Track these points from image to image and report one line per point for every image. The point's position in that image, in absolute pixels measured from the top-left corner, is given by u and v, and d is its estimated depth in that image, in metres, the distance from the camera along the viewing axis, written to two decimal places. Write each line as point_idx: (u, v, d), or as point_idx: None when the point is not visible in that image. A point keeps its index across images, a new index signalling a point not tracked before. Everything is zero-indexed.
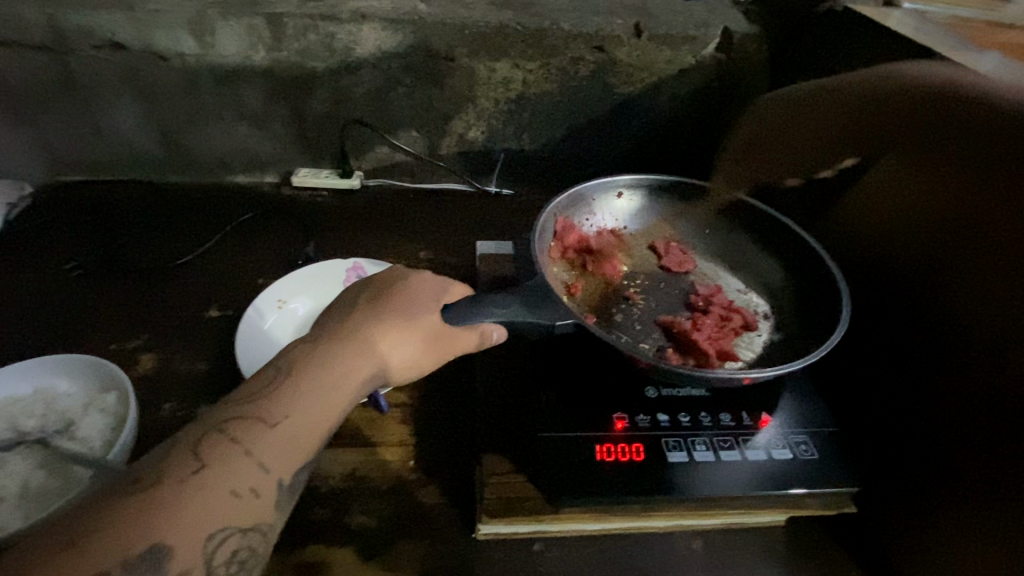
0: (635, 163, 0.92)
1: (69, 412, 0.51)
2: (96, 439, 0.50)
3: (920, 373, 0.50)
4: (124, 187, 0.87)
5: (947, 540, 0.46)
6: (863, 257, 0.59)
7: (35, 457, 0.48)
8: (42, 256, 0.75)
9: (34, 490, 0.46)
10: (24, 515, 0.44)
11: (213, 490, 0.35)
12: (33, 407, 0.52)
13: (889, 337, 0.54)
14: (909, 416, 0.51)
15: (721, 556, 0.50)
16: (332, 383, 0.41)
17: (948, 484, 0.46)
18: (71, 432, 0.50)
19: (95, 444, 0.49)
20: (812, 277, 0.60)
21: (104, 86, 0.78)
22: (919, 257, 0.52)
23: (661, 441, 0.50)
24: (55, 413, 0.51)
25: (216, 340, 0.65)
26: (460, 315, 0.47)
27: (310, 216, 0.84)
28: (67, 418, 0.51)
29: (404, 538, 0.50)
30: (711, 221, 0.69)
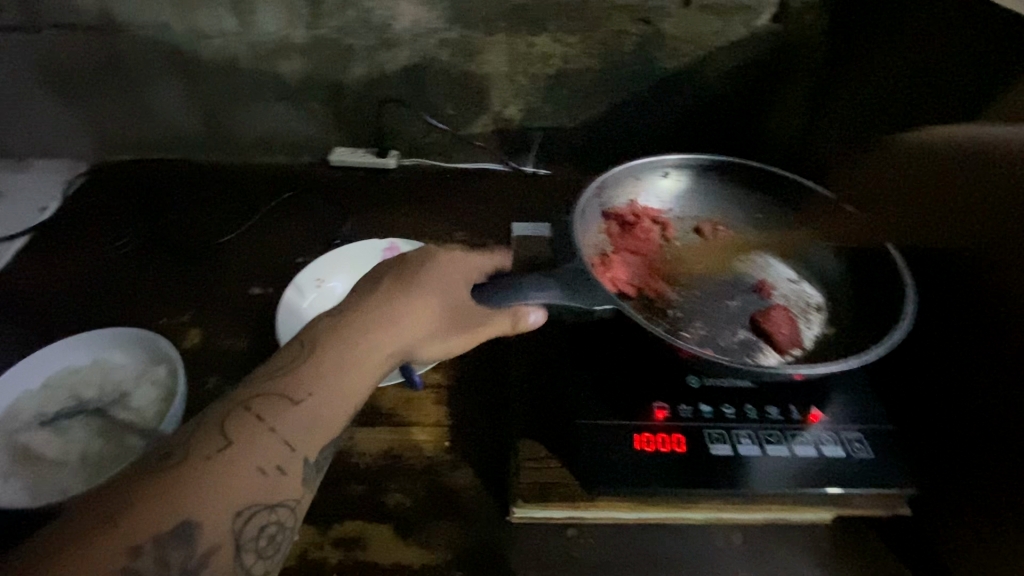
0: (677, 143, 0.88)
1: (123, 382, 0.54)
2: (148, 409, 0.52)
3: (980, 369, 0.47)
4: (170, 166, 0.89)
5: (1003, 546, 0.44)
6: (925, 243, 0.55)
7: (94, 426, 0.51)
8: (94, 233, 0.78)
9: (94, 455, 0.49)
10: (84, 480, 0.47)
11: (234, 468, 0.35)
12: (90, 377, 0.54)
13: (949, 329, 0.50)
14: (970, 418, 0.47)
15: (759, 552, 0.49)
16: (353, 365, 0.42)
17: (1012, 495, 0.43)
18: (126, 402, 0.52)
19: (147, 414, 0.51)
20: (871, 266, 0.56)
21: (152, 67, 0.80)
22: (982, 149, 0.48)
23: (703, 433, 0.48)
24: (111, 384, 0.54)
25: (257, 317, 0.66)
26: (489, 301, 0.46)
27: (347, 196, 0.85)
28: (121, 389, 0.53)
29: (438, 517, 0.51)
30: (759, 204, 0.65)
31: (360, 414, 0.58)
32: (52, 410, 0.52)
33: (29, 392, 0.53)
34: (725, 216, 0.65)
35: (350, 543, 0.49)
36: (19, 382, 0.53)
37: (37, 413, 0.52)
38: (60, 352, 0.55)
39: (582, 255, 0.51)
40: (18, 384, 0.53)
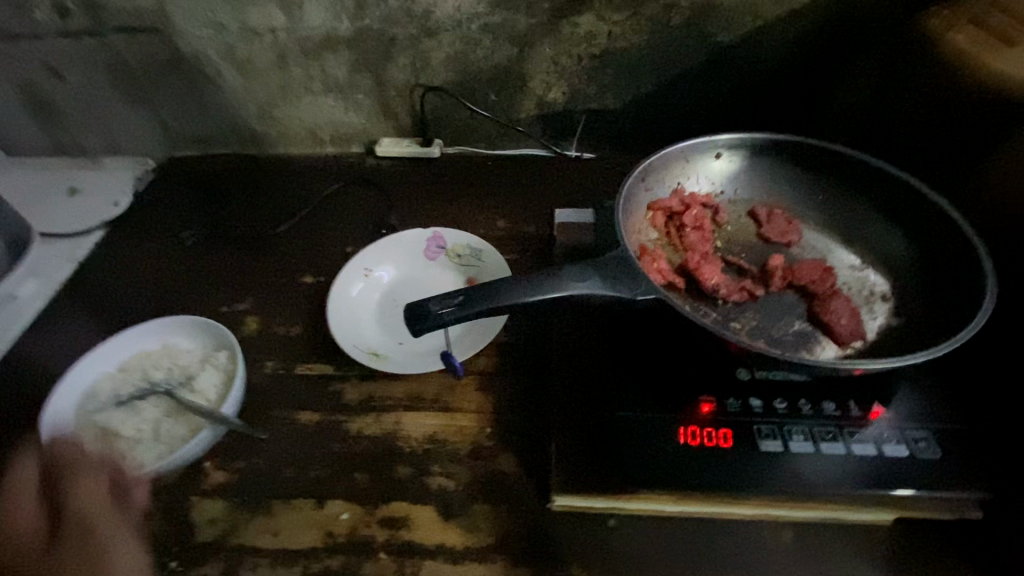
0: (730, 121, 0.84)
1: (188, 366, 0.58)
2: (213, 392, 0.56)
3: None
4: (229, 160, 0.94)
5: None
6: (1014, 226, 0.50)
7: (162, 407, 0.55)
8: (163, 225, 0.83)
9: (165, 433, 0.53)
10: (157, 457, 0.51)
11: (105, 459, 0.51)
12: (159, 360, 0.58)
13: None
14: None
15: (811, 550, 0.47)
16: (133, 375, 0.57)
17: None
18: (192, 385, 0.56)
19: (211, 398, 0.55)
20: (949, 252, 0.51)
21: (209, 66, 0.84)
22: None
23: (751, 428, 0.46)
24: (177, 367, 0.58)
25: (310, 304, 0.69)
26: (436, 311, 0.46)
27: (393, 184, 0.86)
28: (186, 373, 0.57)
29: (480, 502, 0.52)
30: (817, 185, 0.61)
31: (406, 399, 0.59)
32: (125, 390, 0.56)
33: (105, 373, 0.57)
34: (780, 199, 0.62)
35: (397, 523, 0.51)
36: (96, 364, 0.57)
37: (112, 394, 0.56)
38: (130, 336, 0.59)
39: (625, 244, 0.50)
40: (94, 365, 0.57)
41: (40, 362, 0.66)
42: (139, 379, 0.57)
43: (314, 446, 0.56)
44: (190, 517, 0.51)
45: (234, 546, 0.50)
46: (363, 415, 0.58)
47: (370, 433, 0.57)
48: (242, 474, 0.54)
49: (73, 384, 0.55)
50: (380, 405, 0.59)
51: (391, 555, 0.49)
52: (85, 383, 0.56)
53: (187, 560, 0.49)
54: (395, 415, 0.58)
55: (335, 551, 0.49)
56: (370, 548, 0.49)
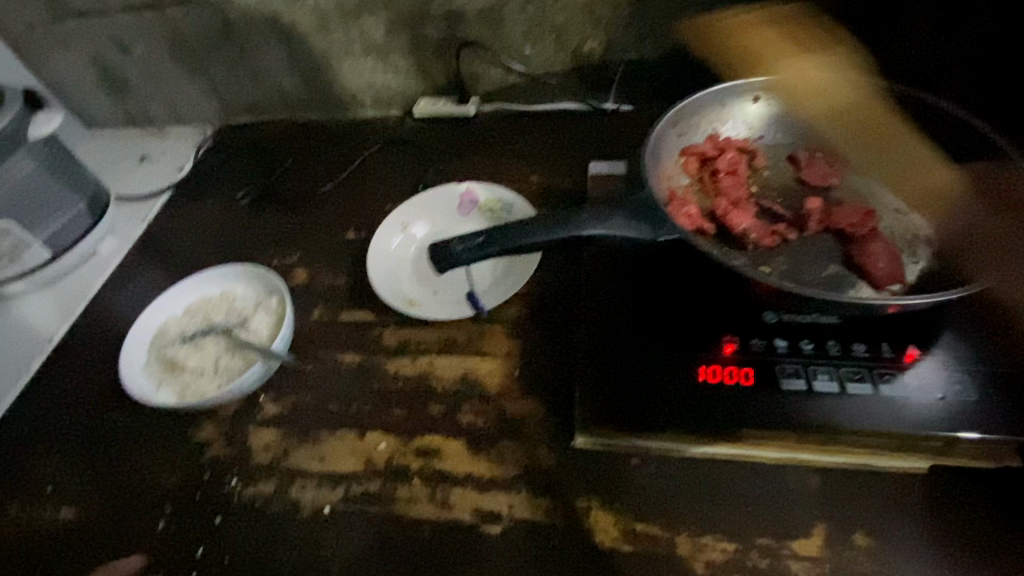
0: (775, 66, 0.79)
1: (244, 309, 0.63)
2: (265, 332, 0.61)
3: None
4: (277, 126, 0.99)
5: None
6: None
7: (222, 345, 0.60)
8: (220, 187, 0.89)
9: (224, 367, 0.59)
10: (218, 388, 0.57)
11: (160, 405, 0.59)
12: (218, 305, 0.64)
13: None
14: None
15: (838, 494, 0.47)
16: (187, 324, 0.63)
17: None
18: (247, 326, 0.61)
19: (265, 337, 0.60)
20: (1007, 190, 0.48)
21: (258, 33, 0.88)
22: None
23: (775, 368, 0.47)
24: (234, 311, 0.63)
25: (352, 257, 0.73)
26: (456, 249, 0.48)
27: (430, 143, 0.89)
28: (242, 315, 0.63)
29: (507, 437, 0.54)
30: (865, 127, 0.58)
31: (439, 344, 0.63)
32: (190, 330, 0.62)
33: (173, 315, 0.64)
34: (822, 142, 0.59)
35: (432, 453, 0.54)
36: (166, 307, 0.64)
37: (180, 333, 0.62)
38: (194, 283, 0.65)
39: (651, 185, 0.50)
40: (165, 308, 0.64)
41: (118, 310, 0.73)
42: (202, 320, 0.63)
43: (356, 384, 0.61)
44: (249, 442, 0.57)
45: (286, 468, 0.55)
46: (399, 357, 0.62)
47: (407, 373, 0.61)
48: (293, 407, 0.59)
49: (147, 324, 0.62)
50: (415, 349, 0.63)
51: (424, 482, 0.52)
52: (157, 323, 0.63)
53: (246, 478, 0.55)
54: (429, 358, 0.62)
55: (376, 476, 0.53)
56: (405, 474, 0.53)
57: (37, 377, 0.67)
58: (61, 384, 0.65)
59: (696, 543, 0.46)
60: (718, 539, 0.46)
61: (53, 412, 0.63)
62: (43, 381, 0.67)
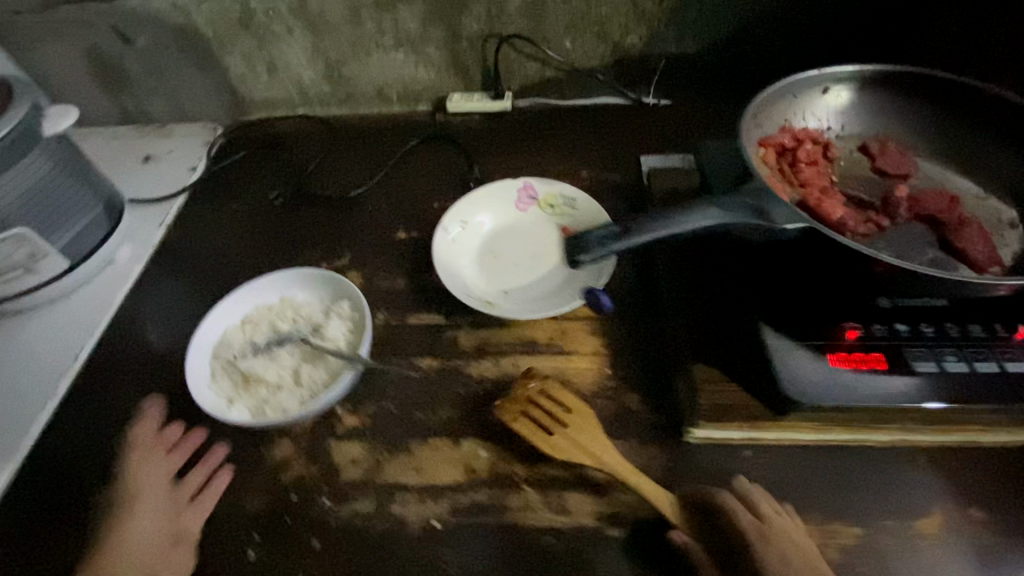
0: (812, 61, 0.82)
1: (313, 316, 0.59)
2: (342, 340, 0.57)
3: None
4: (296, 122, 0.93)
5: None
6: None
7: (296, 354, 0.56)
8: (243, 187, 0.83)
9: (304, 378, 0.54)
10: (299, 402, 0.53)
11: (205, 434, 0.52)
12: (283, 312, 0.59)
13: None
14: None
15: (945, 471, 0.49)
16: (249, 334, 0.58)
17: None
18: (321, 333, 0.57)
19: (342, 345, 0.56)
20: None
21: (281, 23, 0.82)
22: None
23: (904, 352, 0.45)
24: (302, 318, 0.59)
25: (408, 258, 0.70)
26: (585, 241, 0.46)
27: (468, 139, 0.86)
28: (312, 323, 0.58)
29: (613, 437, 0.53)
30: (933, 115, 0.59)
31: (520, 344, 0.61)
32: (256, 340, 0.58)
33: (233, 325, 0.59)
34: (891, 131, 0.60)
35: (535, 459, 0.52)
36: (223, 316, 0.59)
37: (244, 343, 0.57)
38: (252, 289, 0.60)
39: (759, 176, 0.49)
40: (222, 317, 0.59)
41: (152, 322, 0.67)
42: (268, 329, 0.58)
43: (439, 389, 0.58)
44: (333, 457, 0.53)
45: (382, 483, 0.51)
46: (481, 358, 0.60)
47: (492, 375, 0.58)
48: (375, 417, 0.56)
49: (206, 335, 0.57)
50: (496, 351, 0.60)
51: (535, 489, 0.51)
52: (216, 333, 0.58)
53: (338, 496, 0.51)
54: (514, 361, 0.59)
55: (481, 485, 0.51)
56: (513, 482, 0.51)
57: (71, 400, 0.60)
58: (104, 404, 0.60)
59: (822, 530, 0.47)
60: (841, 524, 0.47)
61: (97, 437, 0.57)
62: (79, 403, 0.60)
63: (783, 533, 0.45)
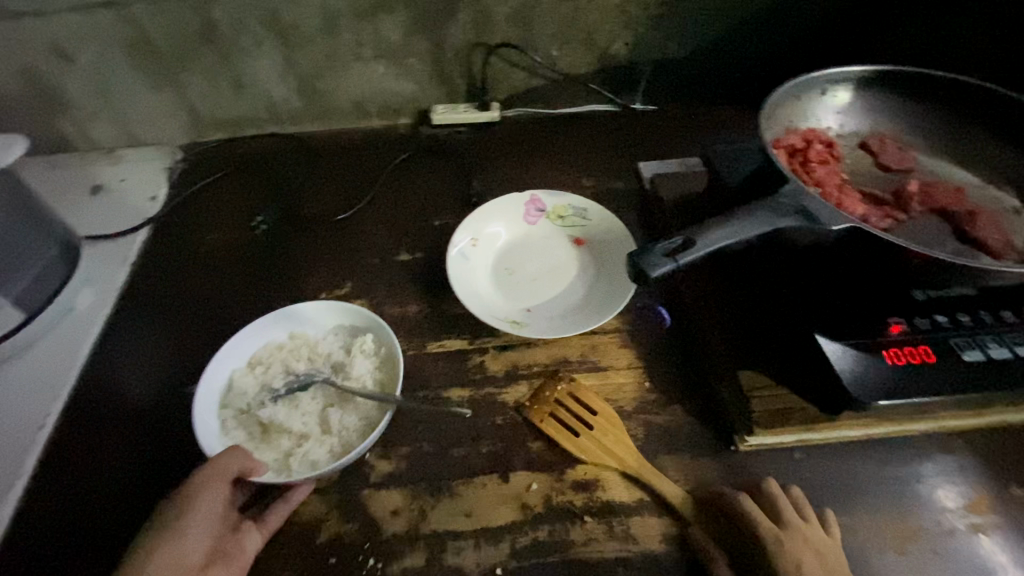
0: (790, 63, 0.84)
1: (334, 354, 0.54)
2: (371, 379, 0.53)
3: None
4: (265, 141, 0.86)
5: None
6: None
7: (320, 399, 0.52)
8: (216, 215, 0.76)
9: (333, 425, 0.50)
10: (330, 452, 0.48)
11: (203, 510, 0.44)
12: (298, 352, 0.54)
13: None
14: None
15: (982, 453, 0.51)
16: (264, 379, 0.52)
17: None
18: (346, 374, 0.52)
19: (371, 385, 0.52)
20: None
21: (247, 36, 0.76)
22: None
23: (949, 343, 0.47)
24: (321, 357, 0.54)
25: (416, 282, 0.65)
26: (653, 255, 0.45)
27: (459, 152, 0.82)
28: (333, 362, 0.54)
29: (664, 454, 0.51)
30: (924, 112, 0.62)
31: (552, 364, 0.58)
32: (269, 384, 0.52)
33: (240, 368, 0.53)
34: (890, 129, 0.63)
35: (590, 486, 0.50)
36: (229, 358, 0.53)
37: (257, 389, 0.52)
38: (259, 329, 0.55)
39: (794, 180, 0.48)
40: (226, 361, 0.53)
41: (138, 378, 0.60)
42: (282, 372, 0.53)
43: (475, 420, 0.54)
44: (371, 509, 0.48)
45: (430, 532, 0.47)
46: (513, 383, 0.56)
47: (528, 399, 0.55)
48: (411, 459, 0.51)
49: (211, 382, 0.51)
50: (529, 374, 0.57)
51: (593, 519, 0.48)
52: (222, 379, 0.52)
53: (385, 553, 0.46)
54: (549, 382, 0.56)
55: (539, 522, 0.48)
56: (571, 514, 0.48)
57: (58, 476, 0.54)
58: (102, 474, 0.54)
59: (882, 525, 0.47)
60: (899, 517, 0.48)
61: (96, 516, 0.51)
62: (66, 480, 0.53)
63: (808, 547, 0.44)
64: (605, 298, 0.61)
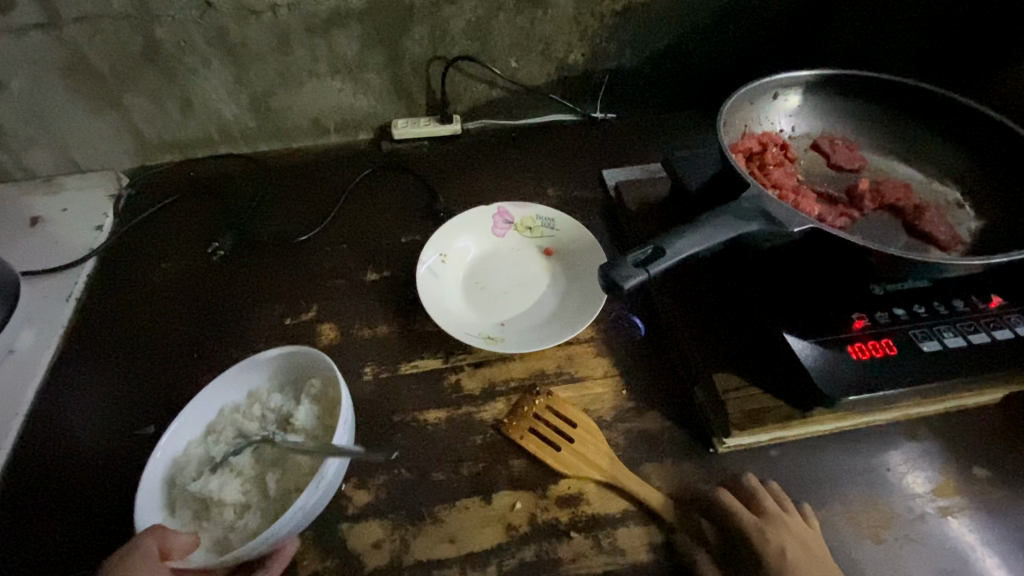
0: (740, 68, 0.87)
1: (280, 406, 0.51)
2: (316, 429, 0.50)
3: None
4: (218, 162, 0.83)
5: None
6: None
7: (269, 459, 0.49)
8: (168, 242, 0.72)
9: (280, 487, 0.47)
10: (271, 518, 0.46)
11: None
12: (244, 412, 0.51)
13: None
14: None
15: (944, 438, 0.53)
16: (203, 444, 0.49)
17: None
18: (293, 425, 0.50)
19: (319, 435, 0.50)
20: (1006, 163, 0.57)
21: (194, 55, 0.73)
22: None
23: (909, 334, 0.48)
24: (266, 412, 0.51)
25: (385, 302, 0.64)
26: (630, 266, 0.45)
27: (422, 166, 0.81)
28: (280, 416, 0.51)
29: (645, 461, 0.52)
30: (871, 112, 0.64)
31: (529, 378, 0.57)
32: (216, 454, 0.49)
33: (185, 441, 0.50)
34: (839, 130, 0.65)
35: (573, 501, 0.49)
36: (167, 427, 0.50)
37: (202, 460, 0.49)
38: (200, 396, 0.52)
39: (753, 183, 0.49)
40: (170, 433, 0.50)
41: (89, 422, 0.56)
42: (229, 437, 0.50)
43: (454, 441, 0.52)
44: (351, 544, 0.47)
45: (413, 562, 0.46)
46: (490, 401, 0.55)
47: (506, 416, 0.54)
48: (389, 488, 0.50)
49: (147, 456, 0.48)
50: (506, 390, 0.56)
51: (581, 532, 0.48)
52: (161, 450, 0.49)
53: None
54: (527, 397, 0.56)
55: (524, 542, 0.47)
56: (556, 531, 0.48)
57: (4, 534, 0.50)
58: (54, 528, 0.50)
59: (857, 515, 0.49)
60: (873, 506, 0.49)
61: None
62: (10, 542, 0.49)
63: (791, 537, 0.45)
64: (577, 310, 0.61)
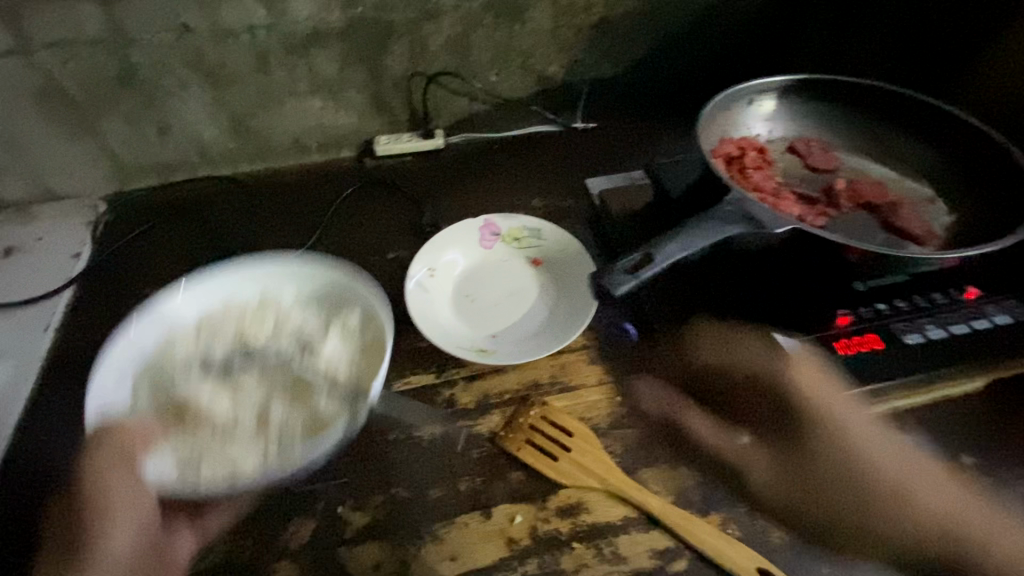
0: (713, 76, 0.89)
1: (309, 328, 0.55)
2: (341, 360, 0.53)
3: None
4: (198, 185, 0.82)
5: None
6: None
7: (277, 377, 0.52)
8: (149, 268, 0.70)
9: (288, 418, 0.49)
10: (261, 454, 0.47)
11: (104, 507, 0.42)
12: (269, 319, 0.56)
13: None
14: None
15: (933, 428, 0.54)
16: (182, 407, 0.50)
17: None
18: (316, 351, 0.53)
19: (341, 369, 0.52)
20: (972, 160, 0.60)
21: (172, 78, 0.72)
22: None
23: (892, 328, 0.50)
24: (292, 328, 0.56)
25: None
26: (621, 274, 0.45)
27: (406, 181, 0.81)
28: (306, 339, 0.55)
29: (644, 467, 0.52)
30: (842, 115, 0.67)
31: (524, 389, 0.57)
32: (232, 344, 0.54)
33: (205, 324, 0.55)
34: (814, 133, 0.67)
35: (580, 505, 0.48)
36: (192, 291, 0.56)
37: (202, 353, 0.53)
38: (229, 287, 0.57)
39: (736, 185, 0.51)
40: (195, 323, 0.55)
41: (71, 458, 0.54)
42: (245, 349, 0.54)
43: (456, 462, 0.52)
44: (350, 568, 0.46)
45: None
46: (479, 424, 0.54)
47: (496, 443, 0.52)
48: (387, 509, 0.49)
49: (167, 319, 0.55)
50: (502, 402, 0.56)
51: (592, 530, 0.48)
52: (164, 334, 0.54)
53: None
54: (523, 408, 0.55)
55: (527, 556, 0.46)
56: (558, 542, 0.47)
57: None
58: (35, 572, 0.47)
59: None
60: None
61: None
62: None
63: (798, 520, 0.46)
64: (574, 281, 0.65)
